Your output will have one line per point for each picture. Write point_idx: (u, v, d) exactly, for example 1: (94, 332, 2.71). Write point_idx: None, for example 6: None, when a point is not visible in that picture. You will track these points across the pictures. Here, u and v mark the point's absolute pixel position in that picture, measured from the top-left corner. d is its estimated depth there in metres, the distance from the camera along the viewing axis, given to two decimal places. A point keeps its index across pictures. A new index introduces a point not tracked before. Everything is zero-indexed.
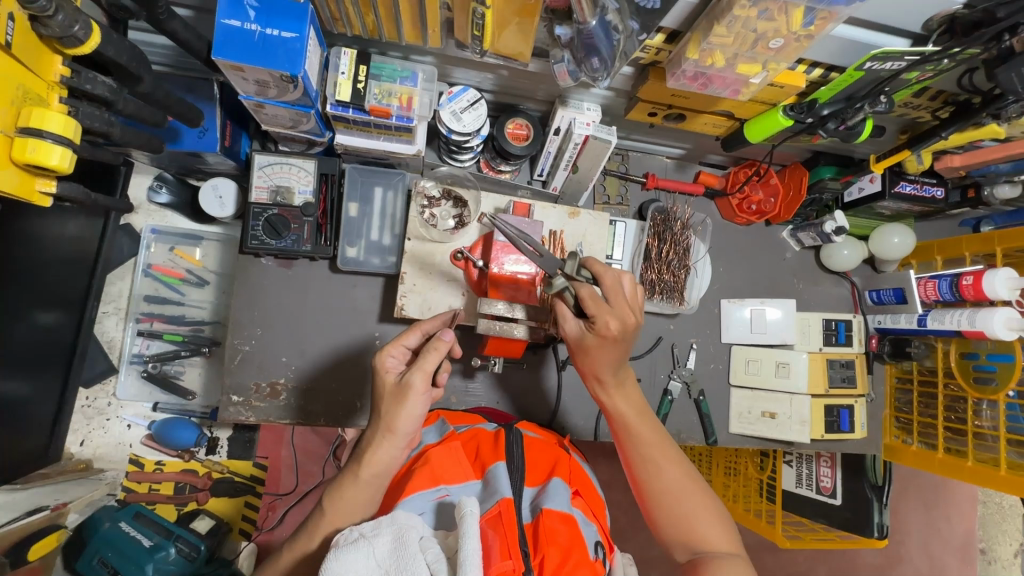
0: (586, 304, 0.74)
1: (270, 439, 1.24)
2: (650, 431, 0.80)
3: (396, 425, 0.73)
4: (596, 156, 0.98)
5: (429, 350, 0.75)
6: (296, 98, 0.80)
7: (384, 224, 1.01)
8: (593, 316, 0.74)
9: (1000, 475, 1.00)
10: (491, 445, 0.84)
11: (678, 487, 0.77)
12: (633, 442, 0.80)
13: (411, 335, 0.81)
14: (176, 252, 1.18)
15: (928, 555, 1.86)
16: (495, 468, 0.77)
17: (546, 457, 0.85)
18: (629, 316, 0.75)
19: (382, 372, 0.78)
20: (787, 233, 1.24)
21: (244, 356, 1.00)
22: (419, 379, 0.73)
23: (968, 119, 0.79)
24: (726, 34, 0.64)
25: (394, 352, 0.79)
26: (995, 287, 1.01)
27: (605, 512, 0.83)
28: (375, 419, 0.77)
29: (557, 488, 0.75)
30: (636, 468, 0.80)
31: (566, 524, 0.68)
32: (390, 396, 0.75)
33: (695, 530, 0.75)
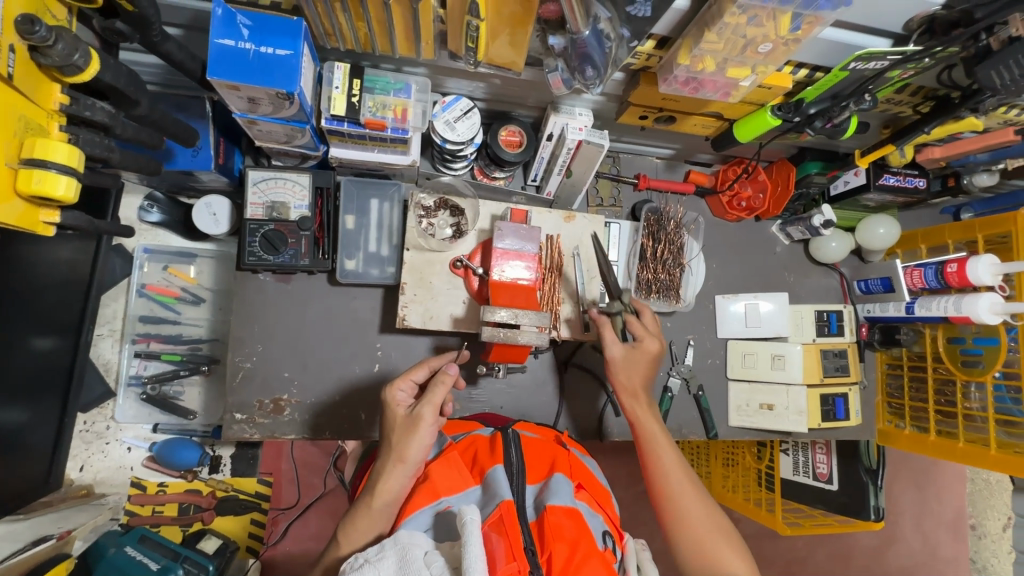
0: (632, 325, 0.94)
1: (269, 454, 1.23)
2: (673, 457, 0.87)
3: (407, 453, 0.79)
4: (590, 160, 0.99)
5: (438, 383, 0.84)
6: (291, 114, 0.80)
7: (382, 235, 1.02)
8: (637, 335, 0.93)
9: (990, 455, 1.03)
10: (489, 450, 0.85)
11: (699, 515, 0.81)
12: (656, 465, 0.86)
13: (419, 371, 0.89)
14: (170, 271, 1.17)
15: (922, 533, 1.91)
16: (494, 471, 0.78)
17: (544, 454, 0.86)
18: (660, 350, 0.94)
19: (393, 406, 0.85)
20: (776, 228, 1.26)
21: (246, 373, 1.00)
22: (429, 410, 0.80)
23: (948, 114, 0.82)
24: (716, 40, 0.66)
25: (404, 386, 0.87)
26: (978, 272, 1.03)
27: (609, 501, 0.85)
28: (385, 451, 0.82)
29: (559, 483, 0.76)
30: (657, 492, 0.85)
31: (570, 518, 0.71)
32: (401, 426, 0.82)
33: (713, 558, 0.78)
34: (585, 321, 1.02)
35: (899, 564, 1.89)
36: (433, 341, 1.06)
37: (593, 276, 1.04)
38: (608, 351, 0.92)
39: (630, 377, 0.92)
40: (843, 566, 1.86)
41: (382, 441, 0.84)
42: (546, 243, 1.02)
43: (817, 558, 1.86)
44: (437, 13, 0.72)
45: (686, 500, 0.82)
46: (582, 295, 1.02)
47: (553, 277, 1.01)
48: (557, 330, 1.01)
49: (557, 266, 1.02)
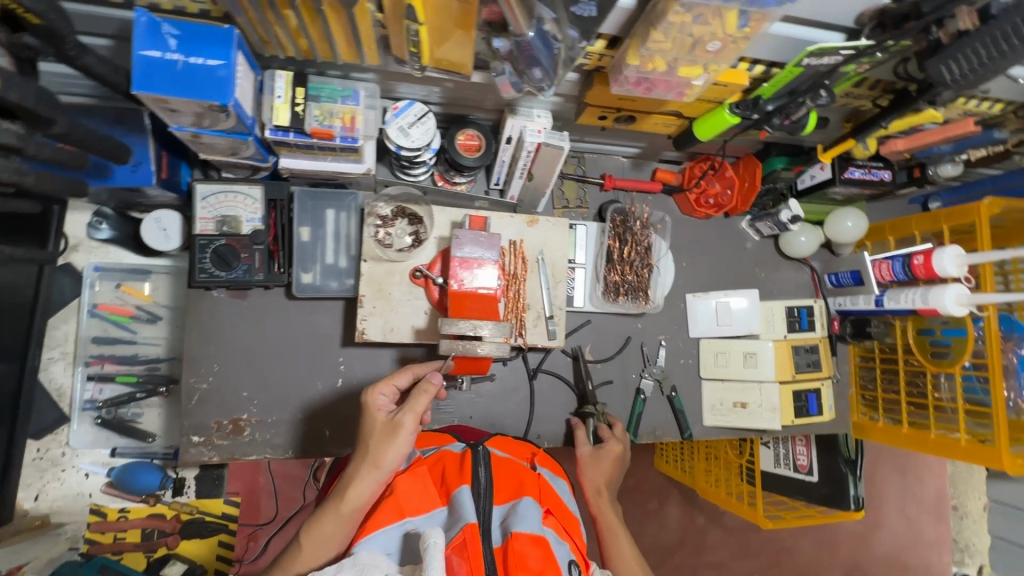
0: (601, 428, 1.05)
1: (247, 469, 1.22)
2: (630, 553, 0.88)
3: (382, 461, 0.76)
4: (551, 162, 0.97)
5: (420, 392, 0.80)
6: (231, 126, 0.77)
7: (339, 246, 0.98)
8: (604, 436, 1.04)
9: (960, 446, 1.03)
10: (457, 469, 0.81)
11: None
12: (616, 558, 0.88)
13: (403, 376, 0.87)
14: (123, 289, 1.12)
15: (905, 516, 1.92)
16: (459, 493, 0.76)
17: (512, 476, 0.83)
18: (623, 453, 1.03)
19: (373, 410, 0.82)
20: (746, 224, 1.25)
21: (202, 394, 0.96)
22: (410, 419, 0.77)
23: (905, 108, 0.80)
24: (663, 39, 0.64)
25: (385, 391, 0.84)
26: (944, 264, 1.03)
27: (577, 529, 0.83)
28: (360, 455, 0.79)
29: (526, 507, 0.74)
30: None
31: (537, 547, 0.69)
32: (380, 431, 0.79)
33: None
34: (550, 327, 1.00)
35: (884, 549, 1.91)
36: (397, 353, 1.03)
37: (558, 281, 1.02)
38: (577, 450, 1.03)
39: (596, 474, 0.99)
40: (828, 554, 1.88)
41: (356, 445, 0.81)
42: (509, 250, 1.01)
43: (803, 548, 1.86)
44: (375, 18, 0.68)
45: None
46: (547, 300, 1.01)
47: (517, 284, 1.00)
48: (522, 337, 1.00)
49: (520, 272, 1.00)
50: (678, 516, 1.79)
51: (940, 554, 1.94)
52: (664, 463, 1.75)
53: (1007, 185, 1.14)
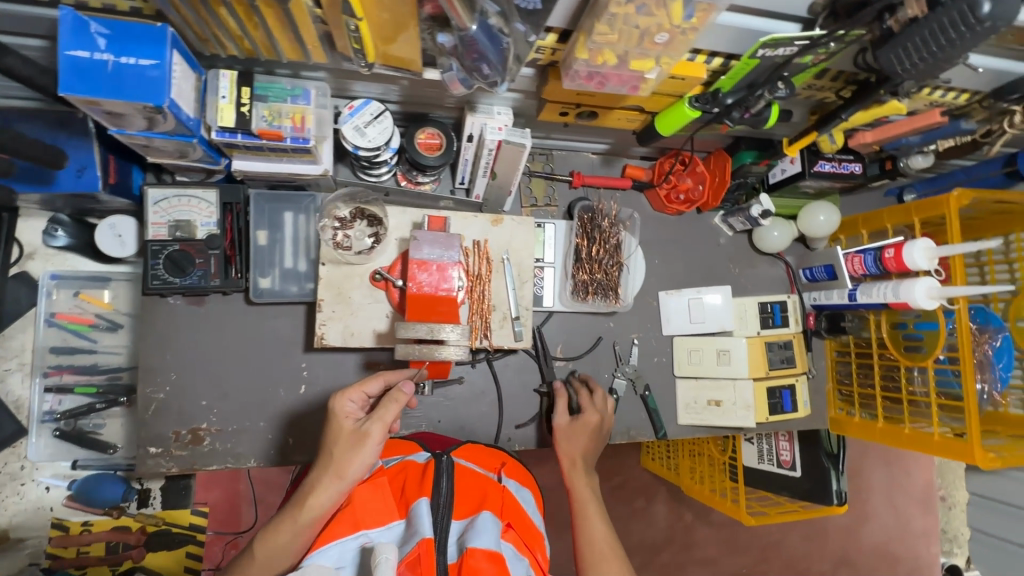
0: (578, 395, 1.03)
1: (226, 476, 1.26)
2: (601, 529, 0.84)
3: (346, 470, 0.74)
4: (513, 160, 0.94)
5: (390, 400, 0.79)
6: (173, 128, 0.75)
7: (298, 250, 0.96)
8: (582, 404, 1.02)
9: (933, 441, 1.02)
10: (418, 481, 0.79)
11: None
12: (585, 533, 0.84)
13: (374, 384, 0.84)
14: (82, 297, 1.09)
15: (893, 508, 1.92)
16: (417, 505, 0.73)
17: (474, 488, 0.81)
18: (602, 423, 1.01)
19: (339, 417, 0.80)
20: (719, 219, 1.24)
21: (159, 404, 0.94)
22: (377, 429, 0.75)
23: (868, 98, 0.79)
24: (609, 31, 0.62)
25: (354, 398, 0.82)
26: (914, 257, 1.02)
27: (539, 544, 0.80)
28: (323, 462, 0.76)
29: (484, 521, 0.71)
30: (583, 562, 0.81)
31: (493, 563, 0.66)
32: (346, 439, 0.77)
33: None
34: (516, 328, 0.98)
35: (872, 542, 1.90)
36: (361, 358, 1.00)
37: (524, 281, 1.00)
38: (555, 417, 1.01)
39: (571, 446, 0.97)
40: (817, 548, 1.87)
41: (319, 454, 0.78)
42: (472, 252, 0.99)
43: (792, 542, 1.85)
44: (314, 14, 0.66)
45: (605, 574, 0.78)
46: (513, 300, 0.99)
47: (482, 284, 0.98)
48: (487, 339, 0.98)
49: (485, 273, 0.99)
50: (666, 513, 1.77)
51: (928, 545, 1.94)
52: (649, 460, 1.72)
53: (980, 176, 1.13)
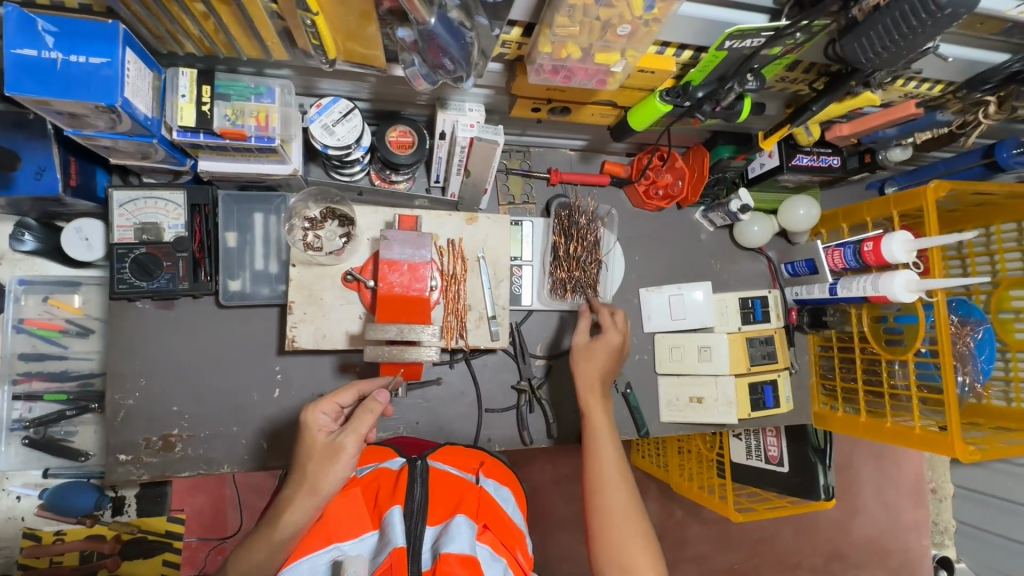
0: (602, 311, 1.00)
1: (212, 481, 1.31)
2: (610, 454, 0.86)
3: (320, 485, 0.71)
4: (487, 157, 0.92)
5: (365, 411, 0.75)
6: (131, 128, 0.73)
7: (269, 251, 0.95)
8: (604, 324, 0.99)
9: (914, 434, 1.01)
10: (392, 489, 0.77)
11: (623, 517, 0.79)
12: (593, 458, 0.86)
13: (347, 394, 0.80)
14: (51, 302, 1.07)
15: (883, 501, 1.92)
16: (391, 514, 0.72)
17: (451, 490, 0.79)
18: (623, 344, 0.97)
19: (312, 430, 0.76)
20: (700, 215, 1.22)
21: (129, 410, 0.93)
22: (352, 442, 0.72)
23: (839, 89, 0.79)
24: (569, 24, 0.61)
25: (327, 409, 0.77)
26: (892, 250, 1.01)
27: (518, 543, 0.79)
28: (296, 477, 0.73)
29: (458, 525, 0.70)
30: (589, 487, 0.83)
31: (467, 568, 0.64)
32: (320, 453, 0.73)
33: (628, 566, 0.75)
34: (493, 328, 0.97)
35: (863, 535, 1.90)
36: (336, 360, 0.99)
37: (500, 280, 0.99)
38: (576, 337, 0.99)
39: (590, 367, 0.95)
40: (808, 542, 1.87)
41: (293, 468, 0.76)
42: (447, 251, 0.98)
43: (783, 537, 1.85)
44: (269, 9, 0.65)
45: (610, 501, 0.81)
46: (489, 300, 0.98)
47: (457, 284, 0.97)
48: (463, 339, 0.97)
49: (460, 272, 0.97)
50: (656, 511, 1.76)
51: (919, 537, 1.94)
52: (640, 458, 1.71)
53: (960, 168, 1.12)
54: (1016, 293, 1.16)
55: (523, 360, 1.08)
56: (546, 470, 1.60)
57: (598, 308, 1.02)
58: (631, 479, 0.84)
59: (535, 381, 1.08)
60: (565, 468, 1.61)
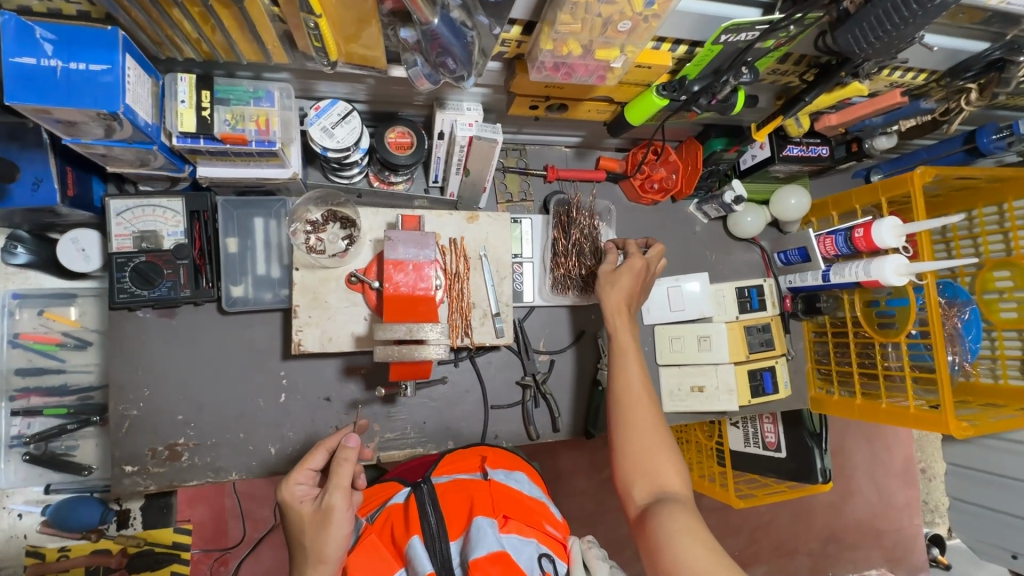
0: (629, 243, 1.01)
1: (211, 491, 1.30)
2: (635, 372, 0.88)
3: (325, 553, 0.68)
4: (486, 156, 0.93)
5: (340, 462, 0.73)
6: (131, 135, 0.72)
7: (270, 256, 0.94)
8: (630, 253, 0.99)
9: (910, 414, 1.04)
10: (405, 521, 0.76)
11: (649, 427, 0.83)
12: (621, 374, 0.88)
13: (316, 455, 0.78)
14: (47, 315, 1.06)
15: (876, 483, 1.96)
16: (412, 547, 0.71)
17: (462, 497, 0.79)
18: (647, 269, 0.97)
19: (294, 504, 0.74)
20: (694, 207, 1.25)
21: (133, 421, 0.92)
22: (339, 497, 0.70)
23: (829, 81, 0.81)
24: (572, 21, 0.62)
25: (302, 478, 0.75)
26: (882, 235, 1.04)
27: (545, 517, 0.81)
28: (301, 556, 0.71)
29: (479, 529, 0.70)
30: (616, 402, 0.86)
31: (498, 564, 0.65)
32: (312, 524, 0.71)
33: (654, 473, 0.79)
34: (497, 325, 0.98)
35: (857, 517, 1.94)
36: (341, 363, 0.99)
37: (502, 277, 1.00)
38: (601, 267, 0.99)
39: (620, 289, 0.94)
40: (804, 527, 1.90)
41: (293, 545, 0.73)
42: (448, 250, 0.98)
43: (782, 521, 1.89)
44: (271, 12, 0.65)
45: (636, 414, 0.84)
46: (493, 297, 0.99)
47: (460, 282, 0.97)
48: (468, 337, 0.98)
49: (462, 271, 0.98)
50: None
51: (911, 517, 1.99)
52: None
53: (943, 154, 1.16)
54: (999, 274, 1.19)
55: (526, 357, 1.08)
56: (547, 466, 1.61)
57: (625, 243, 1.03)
58: (654, 395, 0.87)
59: (540, 375, 1.09)
60: (565, 464, 1.62)
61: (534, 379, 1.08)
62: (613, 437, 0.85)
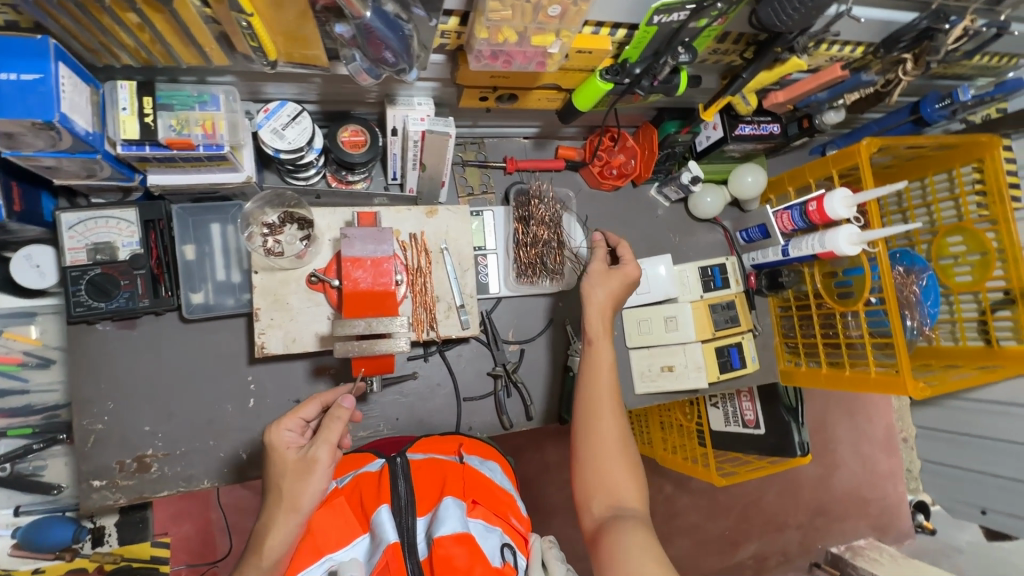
0: (621, 248, 1.01)
1: (197, 506, 1.34)
2: (606, 383, 0.88)
3: (300, 501, 0.69)
4: (440, 150, 0.93)
5: (332, 419, 0.74)
6: (72, 145, 0.72)
7: (230, 261, 0.94)
8: (623, 257, 1.00)
9: (871, 379, 1.07)
10: (375, 490, 0.76)
11: (614, 440, 0.83)
12: (592, 383, 0.88)
13: (310, 407, 0.79)
14: (5, 335, 1.03)
15: (859, 454, 2.01)
16: (379, 514, 0.72)
17: (434, 475, 0.80)
18: (625, 284, 0.97)
19: (280, 449, 0.74)
20: (655, 191, 1.26)
21: (99, 435, 0.91)
22: (326, 452, 0.71)
23: (764, 58, 0.84)
24: (501, 8, 0.63)
25: (291, 425, 0.76)
26: (834, 207, 1.07)
27: (511, 508, 0.81)
28: (274, 498, 0.71)
29: (447, 508, 0.70)
30: (582, 411, 0.86)
31: (463, 545, 0.66)
32: (293, 470, 0.71)
33: (614, 488, 0.80)
34: (463, 317, 0.99)
35: (843, 488, 1.98)
36: (310, 364, 0.99)
37: (465, 270, 1.01)
38: (592, 263, 0.99)
39: (607, 289, 0.95)
40: (792, 502, 1.94)
41: (267, 490, 0.73)
42: (408, 246, 0.99)
43: (769, 497, 1.92)
44: (203, 14, 0.65)
45: (599, 426, 0.85)
46: (456, 289, 0.99)
47: (423, 277, 0.99)
48: (434, 330, 0.99)
49: (425, 265, 0.99)
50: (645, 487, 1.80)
51: (896, 485, 2.03)
52: None
53: (893, 125, 1.19)
54: (953, 239, 1.22)
55: (496, 347, 1.09)
56: (535, 458, 1.62)
57: (617, 243, 1.03)
58: (620, 406, 0.87)
59: (512, 367, 1.09)
60: (552, 455, 1.63)
61: (506, 369, 1.09)
62: (576, 447, 0.85)
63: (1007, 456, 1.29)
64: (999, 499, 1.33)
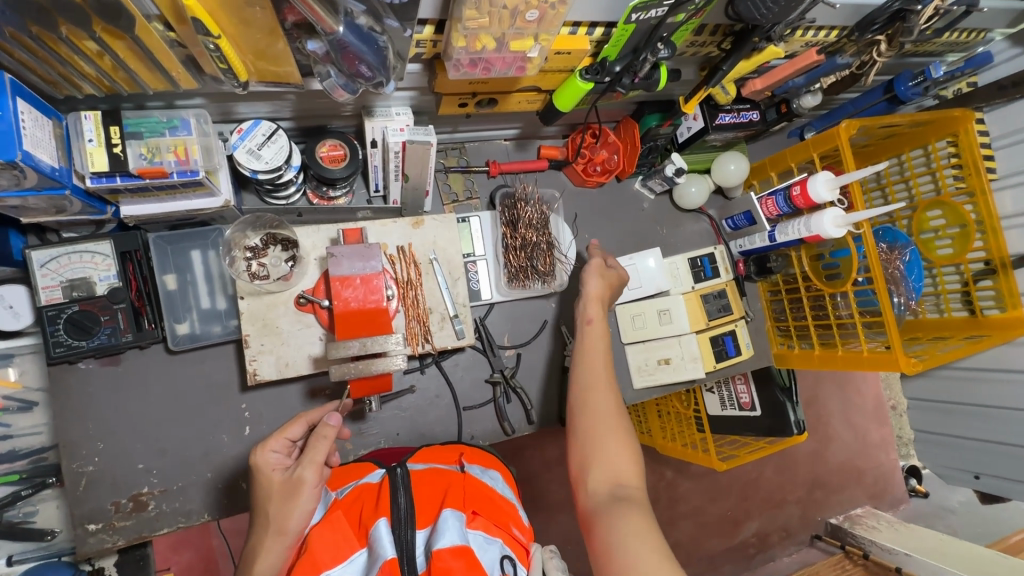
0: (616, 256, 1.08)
1: (197, 534, 1.33)
2: (599, 362, 0.89)
3: (287, 525, 0.69)
4: (422, 159, 0.89)
5: (317, 439, 0.73)
6: (38, 182, 0.69)
7: (213, 288, 0.92)
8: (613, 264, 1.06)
9: (864, 358, 1.07)
10: (374, 501, 0.75)
11: (608, 412, 0.82)
12: (584, 361, 0.90)
13: (296, 427, 0.78)
14: None
15: (851, 425, 2.04)
16: (376, 528, 0.69)
17: (436, 486, 0.78)
18: (620, 282, 1.04)
19: (265, 471, 0.74)
20: (639, 184, 1.26)
21: (90, 478, 0.88)
22: (311, 472, 0.71)
23: (744, 47, 0.83)
24: (479, 15, 0.62)
25: (276, 447, 0.76)
26: (817, 190, 1.08)
27: (513, 518, 0.79)
28: (261, 521, 0.71)
29: (446, 519, 0.69)
30: (576, 386, 0.87)
31: (461, 558, 0.65)
32: (280, 492, 0.71)
33: (610, 460, 0.78)
34: (457, 326, 0.98)
35: (839, 460, 2.02)
36: (304, 387, 0.96)
37: (456, 278, 1.00)
38: (593, 258, 1.03)
39: (595, 283, 0.99)
40: (789, 478, 1.97)
41: (256, 511, 0.73)
42: (396, 259, 0.97)
43: (768, 476, 1.95)
44: (167, 38, 0.63)
45: (594, 399, 0.84)
46: (448, 299, 0.98)
47: (413, 289, 0.97)
48: (429, 342, 0.98)
49: (414, 277, 0.97)
50: (647, 476, 1.82)
51: (888, 453, 2.07)
52: None
53: (866, 106, 1.20)
54: (932, 214, 1.23)
55: (490, 355, 1.08)
56: (536, 457, 1.62)
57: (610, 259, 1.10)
58: (614, 380, 0.88)
59: (508, 374, 1.08)
60: (552, 453, 1.63)
61: (502, 376, 1.07)
62: (571, 419, 0.84)
63: (996, 420, 1.31)
64: (995, 465, 1.36)
